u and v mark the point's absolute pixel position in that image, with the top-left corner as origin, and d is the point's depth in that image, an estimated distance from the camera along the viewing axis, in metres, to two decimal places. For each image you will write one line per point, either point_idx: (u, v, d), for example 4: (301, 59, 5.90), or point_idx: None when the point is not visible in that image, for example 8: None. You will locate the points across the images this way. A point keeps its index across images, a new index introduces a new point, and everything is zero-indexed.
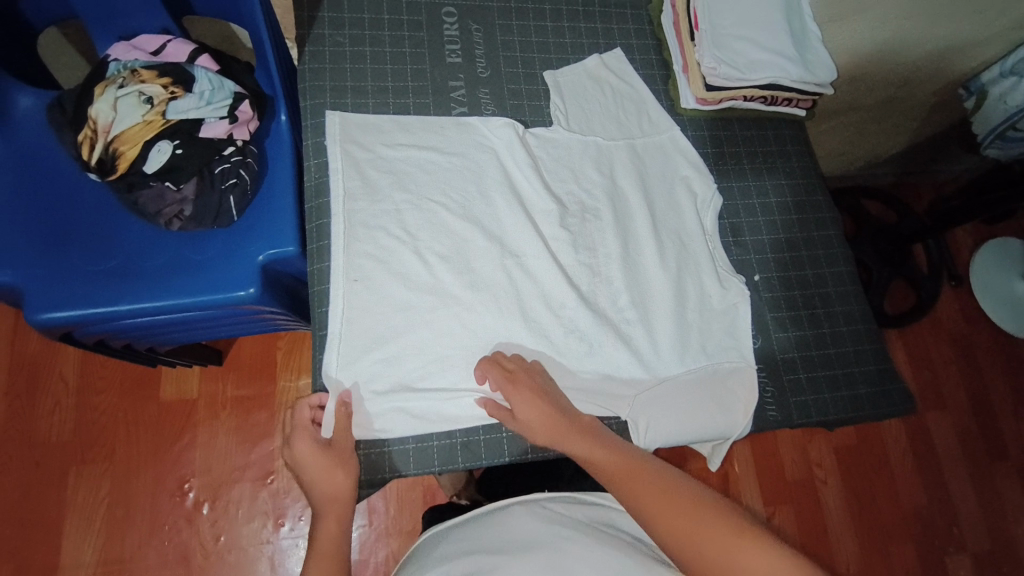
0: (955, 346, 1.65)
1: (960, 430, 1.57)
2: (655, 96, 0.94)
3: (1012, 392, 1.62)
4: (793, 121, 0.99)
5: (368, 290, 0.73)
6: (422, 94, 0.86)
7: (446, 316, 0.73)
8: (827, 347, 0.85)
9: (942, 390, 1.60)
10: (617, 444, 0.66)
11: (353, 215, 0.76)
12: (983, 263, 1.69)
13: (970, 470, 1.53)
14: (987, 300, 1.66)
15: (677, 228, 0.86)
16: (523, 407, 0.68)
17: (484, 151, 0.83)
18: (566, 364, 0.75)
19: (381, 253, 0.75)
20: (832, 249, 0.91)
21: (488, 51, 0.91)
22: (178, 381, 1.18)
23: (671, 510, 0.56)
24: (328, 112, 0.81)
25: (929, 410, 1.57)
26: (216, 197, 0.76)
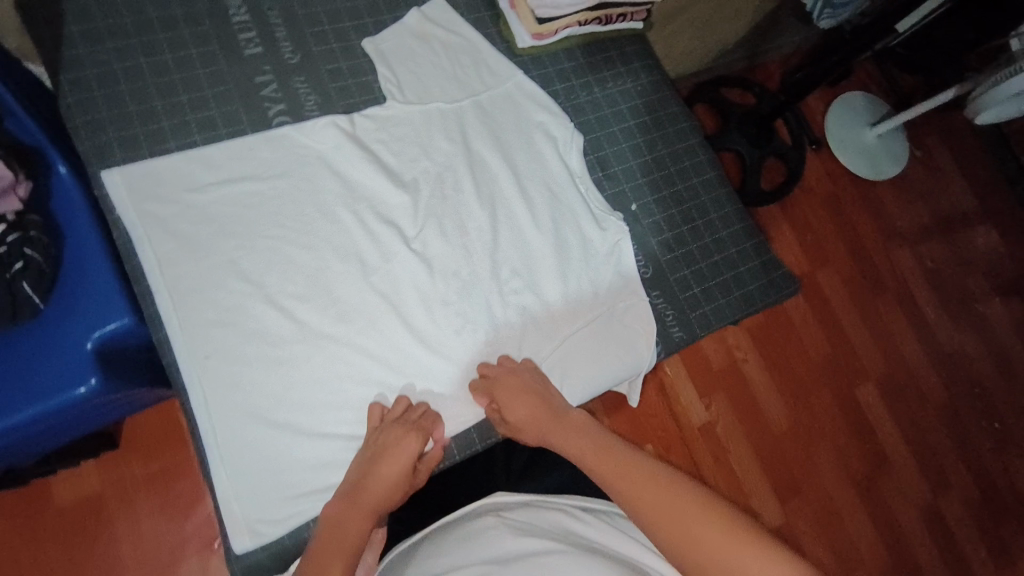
0: (828, 205, 1.80)
1: (846, 279, 1.73)
2: (489, 41, 0.87)
3: (880, 232, 1.81)
4: (634, 37, 0.94)
5: (228, 362, 0.66)
6: (225, 101, 0.74)
7: (324, 362, 0.68)
8: (712, 256, 0.87)
9: (824, 247, 1.75)
10: (595, 431, 0.65)
11: (179, 282, 0.67)
12: (836, 123, 1.83)
13: (859, 311, 1.71)
14: (845, 155, 1.81)
15: (545, 178, 0.82)
16: (517, 406, 0.68)
17: (310, 163, 0.73)
18: (468, 357, 0.73)
19: (227, 314, 0.67)
20: (697, 158, 0.91)
21: (292, 32, 0.79)
22: (74, 483, 1.02)
23: (662, 507, 0.54)
24: (105, 173, 0.67)
25: (817, 269, 1.72)
26: (6, 289, 0.62)
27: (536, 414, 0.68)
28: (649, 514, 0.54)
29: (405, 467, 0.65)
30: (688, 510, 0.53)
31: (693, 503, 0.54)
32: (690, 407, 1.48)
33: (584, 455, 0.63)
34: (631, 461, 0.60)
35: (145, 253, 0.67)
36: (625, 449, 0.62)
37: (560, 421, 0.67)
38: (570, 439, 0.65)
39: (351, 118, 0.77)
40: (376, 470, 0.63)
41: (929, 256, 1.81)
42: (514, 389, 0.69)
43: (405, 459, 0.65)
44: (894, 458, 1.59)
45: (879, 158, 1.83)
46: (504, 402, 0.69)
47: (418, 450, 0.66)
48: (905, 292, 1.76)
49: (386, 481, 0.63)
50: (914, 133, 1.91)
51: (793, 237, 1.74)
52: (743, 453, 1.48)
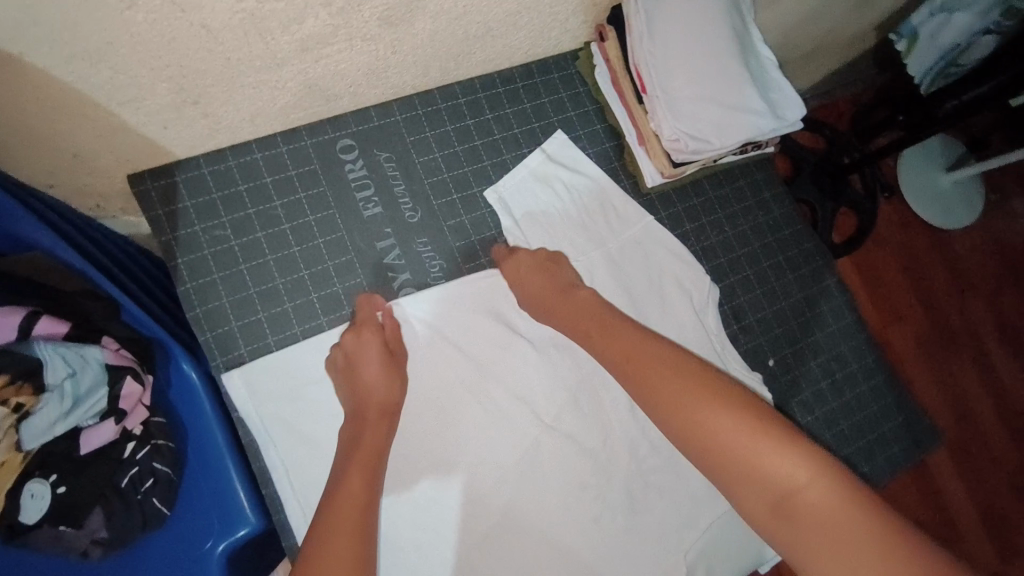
0: (898, 256, 1.66)
1: (916, 334, 1.60)
2: (614, 179, 0.80)
3: (954, 283, 1.66)
4: (764, 159, 0.87)
5: None
6: (349, 274, 0.69)
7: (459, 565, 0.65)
8: (855, 414, 0.80)
9: (893, 302, 1.62)
10: (612, 316, 0.68)
11: (309, 492, 0.62)
12: (907, 170, 1.69)
13: (931, 369, 1.57)
14: (916, 203, 1.67)
15: (680, 338, 0.76)
16: (541, 292, 0.69)
17: (438, 339, 0.69)
18: (610, 547, 0.69)
19: None
20: (834, 300, 0.84)
21: (411, 185, 0.73)
22: None
23: (674, 396, 0.59)
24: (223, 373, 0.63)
25: (886, 325, 1.59)
26: (137, 509, 0.59)
27: (552, 298, 0.69)
28: (656, 398, 0.60)
29: (383, 366, 0.64)
30: (699, 400, 0.58)
31: (706, 393, 0.58)
32: None
33: (596, 344, 0.66)
34: (646, 353, 0.63)
35: (272, 458, 0.62)
36: (638, 335, 0.65)
37: (576, 305, 0.68)
38: (577, 319, 0.68)
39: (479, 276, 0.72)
40: (361, 380, 0.63)
41: (1008, 310, 1.67)
42: (534, 285, 0.70)
43: (380, 359, 0.64)
44: (964, 528, 1.45)
45: (953, 207, 1.69)
46: (528, 287, 0.70)
47: (385, 348, 0.65)
48: (982, 351, 1.62)
49: (378, 391, 0.62)
50: None
51: (862, 292, 1.60)
52: None
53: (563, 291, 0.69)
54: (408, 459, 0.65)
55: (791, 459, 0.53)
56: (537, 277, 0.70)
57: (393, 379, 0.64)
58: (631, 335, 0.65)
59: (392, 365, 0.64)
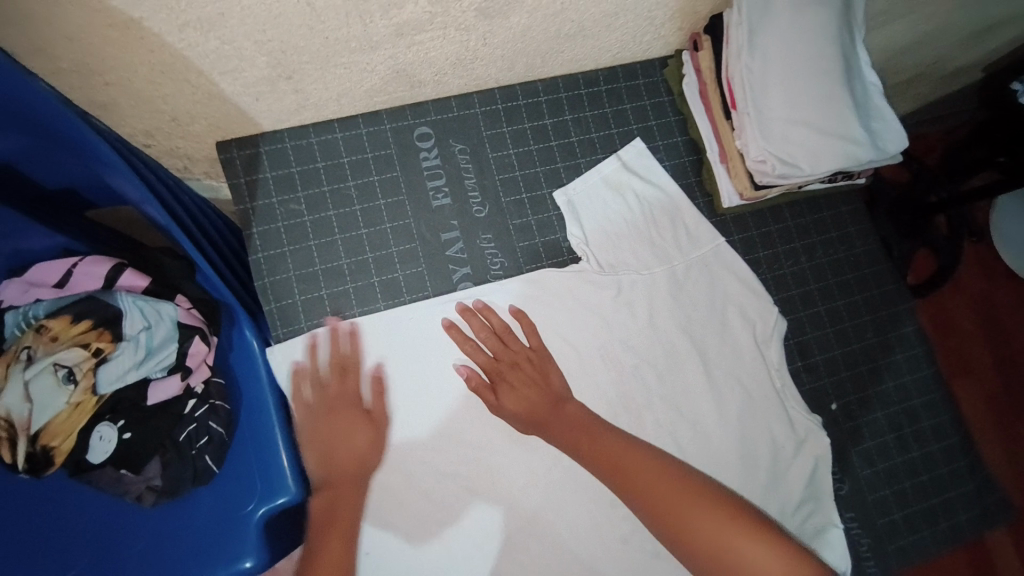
0: (979, 308, 1.55)
1: (990, 395, 1.49)
2: (688, 195, 0.77)
3: None
4: (852, 191, 0.81)
5: (388, 562, 0.63)
6: (411, 262, 0.69)
7: (483, 562, 0.65)
8: (920, 475, 0.74)
9: (969, 357, 1.51)
10: (592, 419, 0.65)
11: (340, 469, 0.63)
12: (1007, 215, 1.55)
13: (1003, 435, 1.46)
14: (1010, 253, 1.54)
15: (737, 369, 0.73)
16: (500, 393, 0.66)
17: (490, 334, 0.68)
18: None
19: (386, 509, 0.64)
20: (913, 349, 0.78)
21: (481, 179, 0.73)
22: None
23: (668, 500, 0.59)
24: (273, 347, 0.65)
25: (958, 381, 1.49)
26: (190, 463, 0.61)
27: (527, 396, 0.66)
28: (648, 506, 0.59)
29: (367, 441, 0.64)
30: (686, 499, 0.59)
31: (692, 490, 0.59)
32: None
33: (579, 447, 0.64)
34: (632, 458, 0.62)
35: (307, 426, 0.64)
36: (623, 437, 0.64)
37: (551, 405, 0.66)
38: (565, 426, 0.65)
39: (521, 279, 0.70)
40: (334, 452, 0.63)
41: None
42: (510, 377, 0.67)
43: (360, 435, 0.64)
44: None
45: None
46: (501, 381, 0.67)
47: (365, 423, 0.64)
48: None
49: (354, 459, 0.63)
50: None
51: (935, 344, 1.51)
52: None
53: (542, 392, 0.67)
54: (438, 458, 0.65)
55: (767, 559, 0.55)
56: (521, 371, 0.67)
57: (372, 451, 0.64)
58: (615, 440, 0.63)
59: (371, 423, 0.64)
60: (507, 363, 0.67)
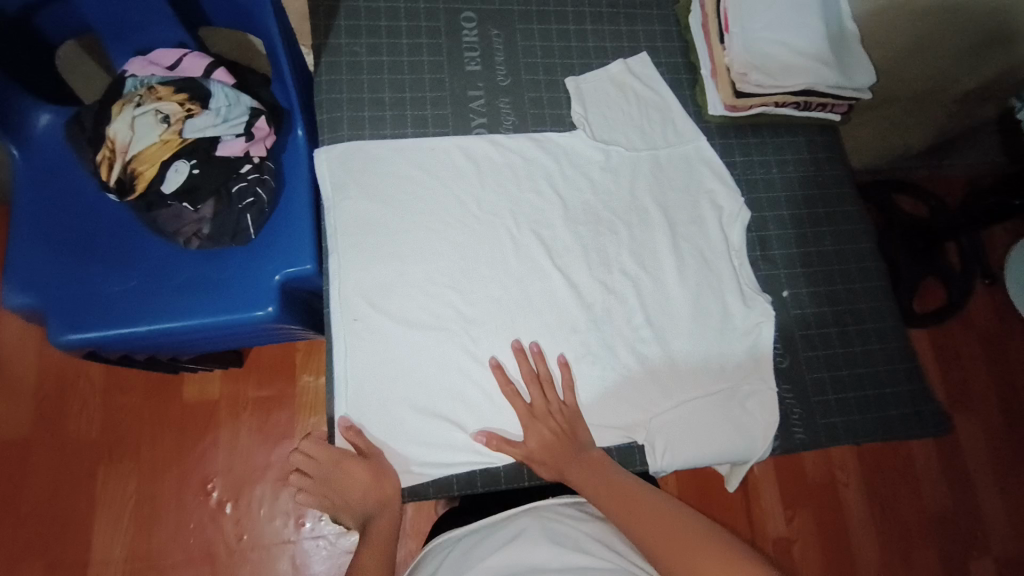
0: (986, 347, 1.60)
1: (989, 432, 1.53)
2: (681, 103, 0.90)
3: None
4: (826, 127, 0.94)
5: (370, 331, 0.74)
6: (437, 105, 0.84)
7: (454, 350, 0.75)
8: (858, 366, 0.83)
9: (970, 392, 1.56)
10: (613, 470, 0.72)
11: (348, 250, 0.76)
12: (1018, 261, 1.62)
13: (997, 471, 1.51)
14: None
15: (700, 241, 0.83)
16: (530, 440, 0.72)
17: (496, 170, 0.82)
18: (592, 396, 0.76)
19: (380, 288, 0.75)
20: (865, 263, 0.88)
21: (508, 58, 0.88)
22: (200, 383, 1.19)
23: (669, 543, 0.65)
24: (319, 149, 0.80)
25: (957, 413, 1.54)
26: (234, 216, 0.76)
27: (557, 448, 0.72)
28: (650, 541, 0.66)
29: (367, 480, 0.71)
30: (692, 542, 0.65)
31: (694, 533, 0.66)
32: (769, 515, 1.41)
33: (595, 492, 0.71)
34: (645, 505, 0.69)
35: (329, 217, 0.77)
36: (637, 485, 0.71)
37: (577, 456, 0.72)
38: (584, 476, 0.71)
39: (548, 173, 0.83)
40: (351, 495, 0.72)
41: None
42: (540, 427, 0.73)
43: (357, 472, 0.71)
44: None
45: None
46: (536, 434, 0.73)
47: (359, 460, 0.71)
48: None
49: (370, 494, 0.71)
50: None
51: (938, 373, 1.56)
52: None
53: (568, 440, 0.73)
54: (432, 260, 0.77)
55: None
56: (559, 414, 0.74)
57: (373, 486, 0.71)
58: (628, 483, 0.71)
59: (372, 470, 0.71)
60: (543, 413, 0.74)
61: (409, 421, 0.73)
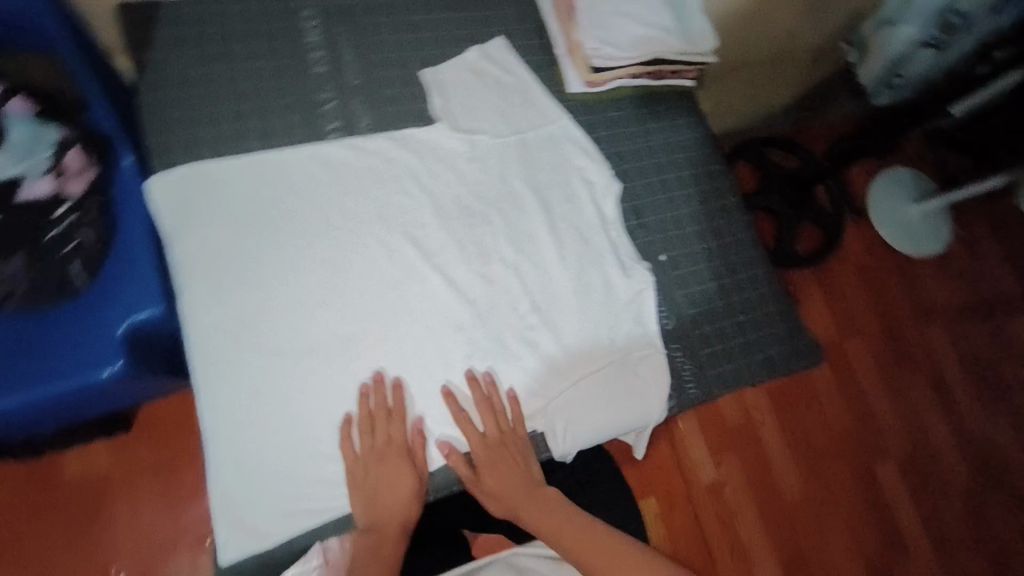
0: (860, 276, 1.76)
1: (874, 352, 1.69)
2: (542, 83, 0.89)
3: (911, 306, 1.76)
4: (683, 93, 0.97)
5: (237, 367, 0.69)
6: (284, 113, 0.78)
7: (335, 372, 0.71)
8: (737, 315, 0.86)
9: (854, 318, 1.71)
10: (565, 508, 0.75)
11: (202, 284, 0.70)
12: (876, 196, 1.81)
13: (884, 382, 1.67)
14: (882, 226, 1.79)
15: (576, 220, 0.84)
16: (485, 474, 0.72)
17: (356, 176, 0.78)
18: (495, 392, 0.75)
19: (242, 321, 0.70)
20: (732, 217, 0.92)
21: (356, 55, 0.83)
22: (82, 457, 1.03)
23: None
24: (149, 180, 0.72)
25: (846, 338, 1.68)
26: (58, 266, 0.67)
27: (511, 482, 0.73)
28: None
29: (406, 485, 0.70)
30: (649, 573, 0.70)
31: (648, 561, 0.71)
32: (699, 463, 1.48)
33: (553, 534, 0.73)
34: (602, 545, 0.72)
35: (172, 253, 0.70)
36: (592, 523, 0.74)
37: (529, 491, 0.74)
38: (538, 515, 0.74)
39: (412, 173, 0.80)
40: (379, 498, 0.69)
41: (962, 339, 1.75)
42: (495, 461, 0.73)
43: (405, 476, 0.70)
44: (907, 533, 1.54)
45: (919, 236, 1.79)
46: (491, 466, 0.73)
47: (408, 466, 0.71)
48: (935, 375, 1.70)
49: (404, 474, 0.70)
50: (962, 213, 1.87)
51: (824, 306, 1.71)
52: (749, 520, 1.47)
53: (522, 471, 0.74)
54: (300, 284, 0.73)
55: None
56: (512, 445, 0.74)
57: (416, 478, 0.71)
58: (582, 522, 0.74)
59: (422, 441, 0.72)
60: (496, 442, 0.73)
61: (296, 457, 0.68)
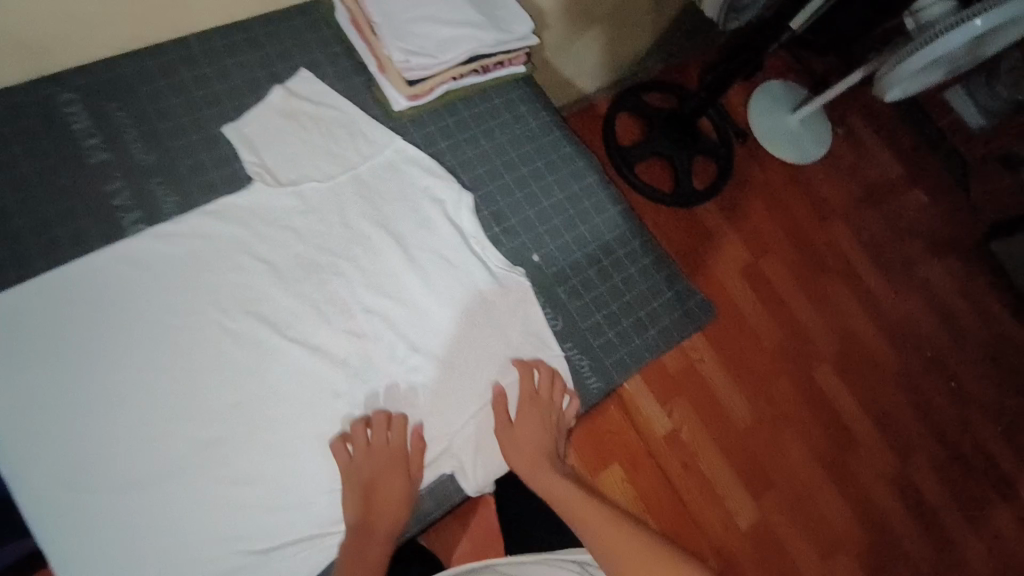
0: (761, 195, 1.77)
1: (789, 263, 1.70)
2: (362, 109, 0.83)
3: (813, 209, 1.79)
4: (520, 79, 0.92)
5: (83, 514, 0.61)
6: (72, 218, 0.69)
7: (201, 485, 0.65)
8: (623, 295, 0.84)
9: (763, 235, 1.73)
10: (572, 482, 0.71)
11: (15, 436, 0.61)
12: (756, 113, 1.83)
13: (805, 290, 1.68)
14: (770, 142, 1.81)
15: (433, 243, 0.79)
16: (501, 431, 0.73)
17: (177, 263, 0.70)
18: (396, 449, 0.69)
19: (74, 463, 0.62)
20: (597, 195, 0.89)
21: (142, 131, 0.74)
22: None
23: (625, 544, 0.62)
24: None
25: (759, 256, 1.69)
26: None
27: (523, 439, 0.73)
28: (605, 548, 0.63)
29: (397, 491, 0.68)
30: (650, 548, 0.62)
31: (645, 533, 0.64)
32: (653, 418, 1.44)
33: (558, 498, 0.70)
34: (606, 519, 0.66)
35: None
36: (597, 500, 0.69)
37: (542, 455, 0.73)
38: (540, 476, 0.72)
39: (241, 246, 0.73)
40: (377, 490, 0.67)
41: (867, 229, 1.80)
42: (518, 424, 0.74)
43: (399, 483, 0.68)
44: (858, 432, 1.54)
45: (804, 142, 1.83)
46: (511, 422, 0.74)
47: (403, 472, 0.69)
48: (850, 270, 1.73)
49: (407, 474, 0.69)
50: (837, 111, 1.92)
51: (732, 231, 1.71)
52: (711, 458, 1.44)
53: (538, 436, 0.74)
54: (138, 400, 0.65)
55: None
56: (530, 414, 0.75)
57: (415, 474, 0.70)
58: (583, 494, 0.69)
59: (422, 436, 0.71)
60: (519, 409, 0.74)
61: None
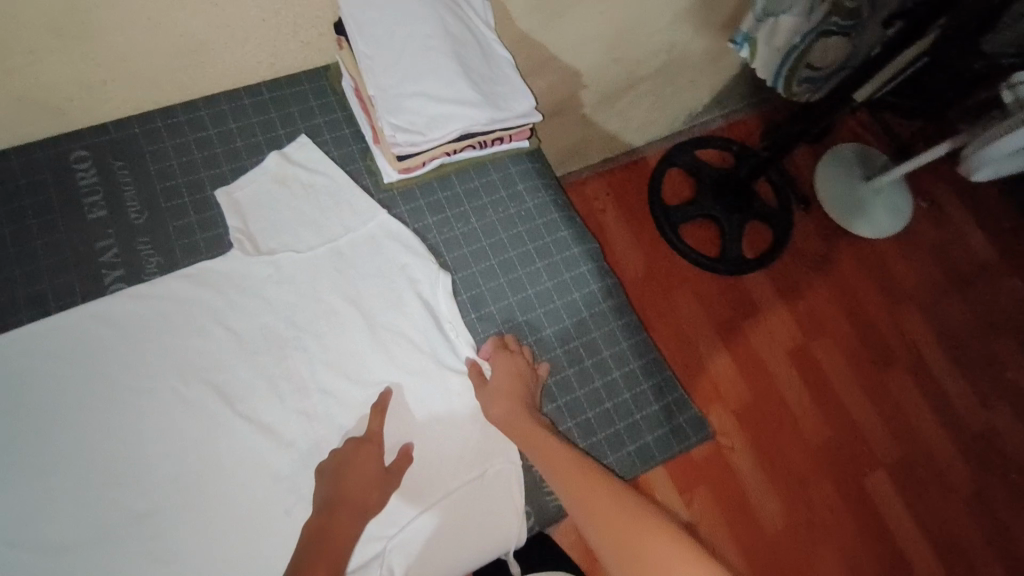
0: (821, 270, 1.59)
1: (847, 350, 1.51)
2: (354, 178, 0.82)
3: (882, 291, 1.58)
4: (523, 154, 0.88)
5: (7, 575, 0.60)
6: (57, 272, 0.72)
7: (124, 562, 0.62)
8: (602, 402, 0.77)
9: (820, 315, 1.54)
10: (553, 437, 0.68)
11: None
12: (824, 179, 1.65)
13: (863, 384, 1.48)
14: (837, 211, 1.62)
15: (404, 325, 0.75)
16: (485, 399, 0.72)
17: (144, 326, 0.70)
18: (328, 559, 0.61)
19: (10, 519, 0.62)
20: (589, 287, 0.82)
21: (140, 189, 0.77)
22: None
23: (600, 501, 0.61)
24: None
25: (812, 338, 1.51)
26: None
27: (505, 404, 0.71)
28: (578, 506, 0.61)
29: (375, 476, 0.66)
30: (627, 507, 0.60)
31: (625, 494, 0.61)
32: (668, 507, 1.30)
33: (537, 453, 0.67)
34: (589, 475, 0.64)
35: None
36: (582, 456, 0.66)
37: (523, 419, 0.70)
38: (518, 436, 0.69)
39: (210, 313, 0.72)
40: (353, 449, 0.67)
41: (947, 319, 1.57)
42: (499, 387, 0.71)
43: (372, 464, 0.67)
44: (913, 558, 1.32)
45: (877, 215, 1.62)
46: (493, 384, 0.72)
47: (378, 452, 0.68)
48: (921, 365, 1.51)
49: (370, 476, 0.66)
50: (920, 183, 1.71)
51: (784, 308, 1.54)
52: (730, 562, 1.28)
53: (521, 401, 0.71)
54: (80, 461, 0.64)
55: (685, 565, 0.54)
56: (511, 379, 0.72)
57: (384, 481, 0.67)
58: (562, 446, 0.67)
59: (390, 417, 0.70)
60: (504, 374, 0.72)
61: None
